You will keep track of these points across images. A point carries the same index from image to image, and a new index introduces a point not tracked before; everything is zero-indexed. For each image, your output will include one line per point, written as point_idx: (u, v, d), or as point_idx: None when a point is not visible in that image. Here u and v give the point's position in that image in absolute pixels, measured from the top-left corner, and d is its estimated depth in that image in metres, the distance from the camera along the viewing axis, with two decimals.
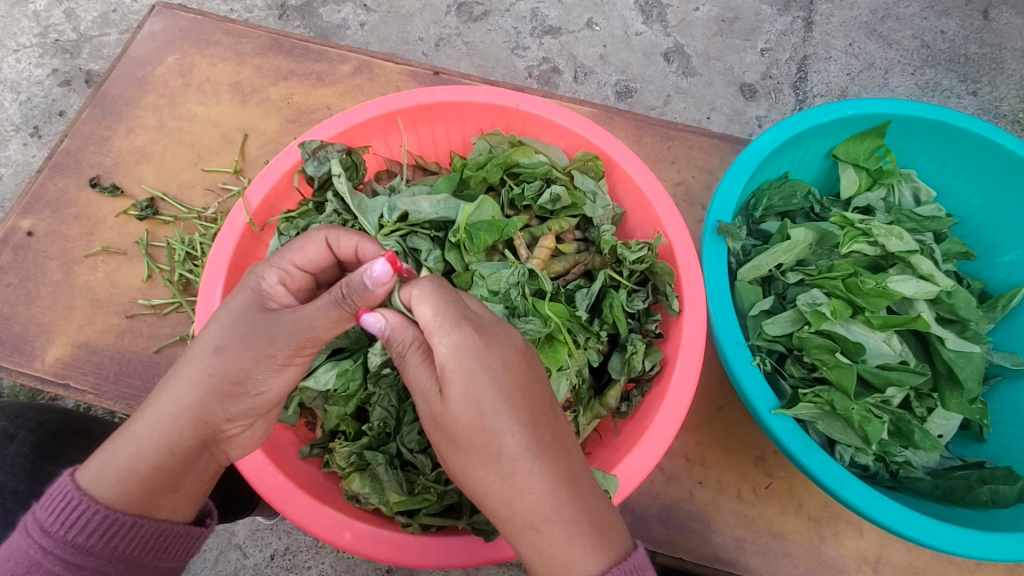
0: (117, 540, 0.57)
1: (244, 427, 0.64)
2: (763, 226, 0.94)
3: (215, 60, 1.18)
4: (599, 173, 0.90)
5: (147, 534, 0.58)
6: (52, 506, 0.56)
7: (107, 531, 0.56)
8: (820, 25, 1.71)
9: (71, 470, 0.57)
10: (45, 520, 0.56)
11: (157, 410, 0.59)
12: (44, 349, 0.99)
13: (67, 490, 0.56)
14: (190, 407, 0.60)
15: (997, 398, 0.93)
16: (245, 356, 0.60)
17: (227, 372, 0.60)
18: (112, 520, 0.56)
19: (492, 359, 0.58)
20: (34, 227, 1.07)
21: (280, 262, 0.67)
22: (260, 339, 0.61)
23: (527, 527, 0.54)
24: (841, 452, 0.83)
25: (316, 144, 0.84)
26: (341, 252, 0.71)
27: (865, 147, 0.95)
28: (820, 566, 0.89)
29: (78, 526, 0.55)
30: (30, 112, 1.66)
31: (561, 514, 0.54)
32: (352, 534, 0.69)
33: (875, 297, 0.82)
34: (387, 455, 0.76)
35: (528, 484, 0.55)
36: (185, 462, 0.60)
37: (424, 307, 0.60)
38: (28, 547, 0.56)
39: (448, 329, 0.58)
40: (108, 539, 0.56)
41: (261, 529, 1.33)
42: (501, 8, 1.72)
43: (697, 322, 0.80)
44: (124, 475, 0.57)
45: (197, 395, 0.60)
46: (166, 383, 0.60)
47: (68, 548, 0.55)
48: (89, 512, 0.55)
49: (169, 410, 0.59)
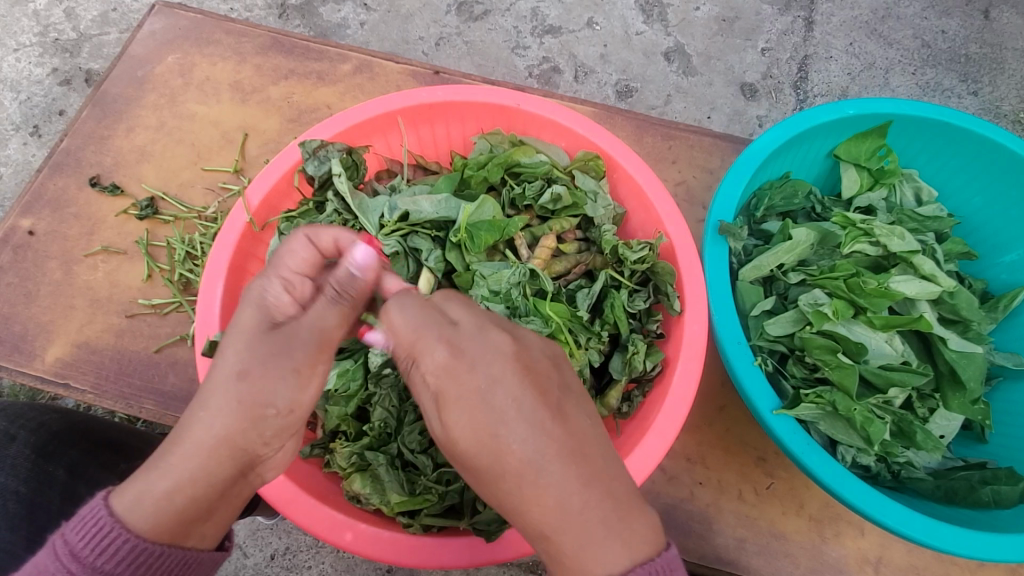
0: (145, 570, 0.54)
1: (278, 450, 0.61)
2: (764, 226, 0.94)
3: (216, 59, 1.17)
4: (600, 173, 0.90)
5: (175, 564, 0.56)
6: (84, 530, 0.54)
7: (137, 562, 0.54)
8: (821, 25, 1.71)
9: (105, 493, 0.55)
10: (75, 543, 0.53)
11: (184, 443, 0.56)
12: (44, 349, 0.99)
13: (100, 515, 0.54)
14: (217, 435, 0.56)
15: (998, 398, 0.93)
16: (268, 377, 0.57)
17: (262, 402, 0.57)
18: (142, 549, 0.54)
19: (490, 366, 0.56)
20: (34, 226, 1.07)
21: (277, 272, 0.64)
22: (281, 359, 0.58)
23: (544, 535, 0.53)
24: (843, 453, 0.82)
25: (316, 144, 0.83)
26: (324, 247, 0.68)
27: (867, 147, 0.95)
28: (821, 567, 0.88)
29: (109, 553, 0.53)
30: (30, 112, 1.66)
31: (575, 523, 0.52)
32: (352, 534, 0.69)
33: (876, 298, 0.83)
34: (387, 456, 0.75)
35: (539, 496, 0.53)
36: (219, 491, 0.57)
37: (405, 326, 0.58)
38: (54, 571, 0.54)
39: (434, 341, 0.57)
40: (136, 568, 0.54)
41: (261, 528, 1.33)
42: (501, 8, 1.72)
43: (698, 322, 0.80)
44: (156, 503, 0.55)
45: (224, 422, 0.56)
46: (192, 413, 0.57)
47: (94, 575, 0.53)
48: (120, 540, 0.53)
49: (195, 439, 0.56)
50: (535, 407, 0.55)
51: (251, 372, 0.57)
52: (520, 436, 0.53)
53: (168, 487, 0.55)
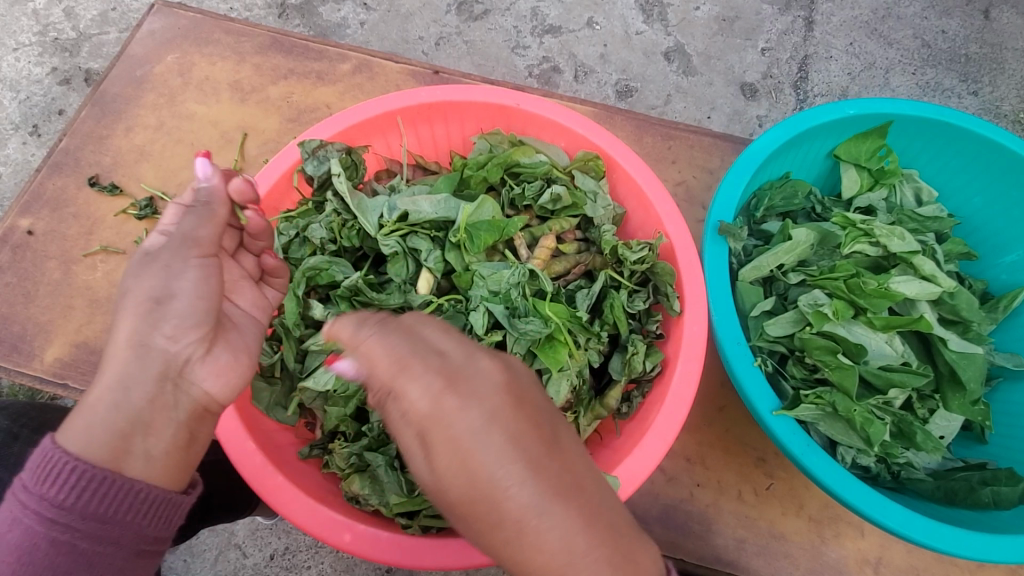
0: (96, 497, 0.56)
1: (196, 349, 0.64)
2: (764, 226, 0.94)
3: (215, 59, 1.17)
4: (600, 173, 0.90)
5: (126, 493, 0.58)
6: (36, 467, 0.56)
7: (84, 486, 0.56)
8: (821, 24, 1.71)
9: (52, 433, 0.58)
10: (28, 480, 0.56)
11: (115, 368, 0.61)
12: (43, 349, 0.99)
13: (46, 448, 0.57)
14: (134, 341, 0.61)
15: (998, 399, 0.93)
16: (151, 278, 0.64)
17: (153, 296, 0.63)
18: (89, 473, 0.56)
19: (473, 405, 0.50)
20: (33, 226, 1.06)
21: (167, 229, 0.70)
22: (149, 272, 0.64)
23: None
24: (842, 453, 0.82)
25: (315, 144, 0.83)
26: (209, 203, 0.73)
27: (867, 148, 0.95)
28: (821, 568, 0.88)
29: (57, 482, 0.56)
30: (30, 111, 1.66)
31: (581, 565, 0.47)
32: (351, 535, 0.69)
33: (876, 299, 0.82)
34: (386, 456, 0.75)
35: (539, 542, 0.47)
36: (147, 397, 0.60)
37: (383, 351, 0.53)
38: (12, 512, 0.56)
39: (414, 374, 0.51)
40: (86, 496, 0.56)
41: (261, 528, 1.33)
42: (501, 7, 1.72)
43: (698, 322, 0.80)
44: (99, 422, 0.58)
45: (134, 326, 0.62)
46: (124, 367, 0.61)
47: (46, 505, 0.55)
48: (66, 466, 0.56)
49: (121, 353, 0.61)
50: (531, 442, 0.49)
51: (138, 286, 0.64)
52: (516, 478, 0.47)
53: (101, 403, 0.59)
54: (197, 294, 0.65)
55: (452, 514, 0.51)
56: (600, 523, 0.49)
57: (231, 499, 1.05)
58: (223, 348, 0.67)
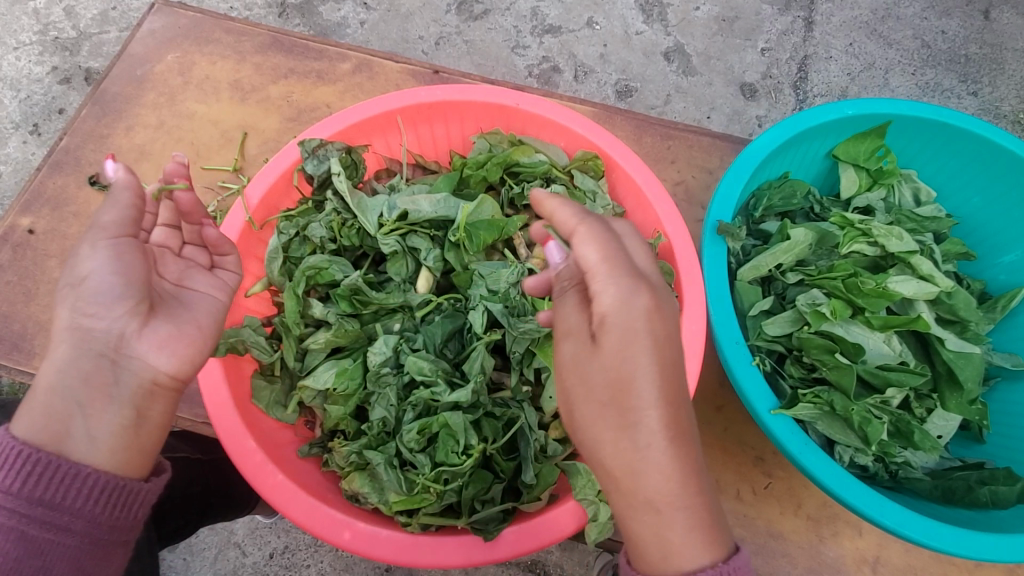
0: (41, 484, 0.57)
1: (127, 324, 0.62)
2: (763, 226, 0.94)
3: (215, 58, 1.17)
4: (599, 173, 0.90)
5: (69, 479, 0.58)
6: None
7: (30, 471, 0.56)
8: (821, 25, 1.71)
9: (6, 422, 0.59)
10: None
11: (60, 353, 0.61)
12: (43, 347, 0.99)
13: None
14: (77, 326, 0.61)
15: (996, 399, 0.94)
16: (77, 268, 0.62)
17: (87, 277, 0.61)
18: (34, 459, 0.57)
19: (654, 326, 0.59)
20: (33, 225, 1.07)
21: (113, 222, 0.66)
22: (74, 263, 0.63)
23: (652, 505, 0.57)
24: (840, 453, 0.82)
25: (315, 143, 0.84)
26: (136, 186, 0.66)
27: (866, 148, 0.95)
28: (819, 567, 0.89)
29: (5, 469, 0.56)
30: (30, 110, 1.66)
31: (678, 499, 0.57)
32: (351, 533, 0.69)
33: (874, 298, 0.83)
34: (385, 455, 0.74)
35: (654, 467, 0.57)
36: (82, 377, 0.60)
37: (590, 247, 0.62)
38: None
39: (609, 281, 0.60)
40: (33, 483, 0.57)
41: (260, 527, 1.33)
42: (501, 7, 1.72)
43: (697, 321, 0.79)
44: (43, 406, 0.59)
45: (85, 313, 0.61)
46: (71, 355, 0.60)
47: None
48: (12, 453, 0.56)
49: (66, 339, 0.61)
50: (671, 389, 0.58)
51: (71, 276, 0.62)
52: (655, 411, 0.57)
53: (48, 388, 0.59)
54: (109, 272, 0.62)
55: (587, 409, 0.60)
56: (703, 476, 0.58)
57: (231, 497, 1.05)
58: (163, 321, 0.65)
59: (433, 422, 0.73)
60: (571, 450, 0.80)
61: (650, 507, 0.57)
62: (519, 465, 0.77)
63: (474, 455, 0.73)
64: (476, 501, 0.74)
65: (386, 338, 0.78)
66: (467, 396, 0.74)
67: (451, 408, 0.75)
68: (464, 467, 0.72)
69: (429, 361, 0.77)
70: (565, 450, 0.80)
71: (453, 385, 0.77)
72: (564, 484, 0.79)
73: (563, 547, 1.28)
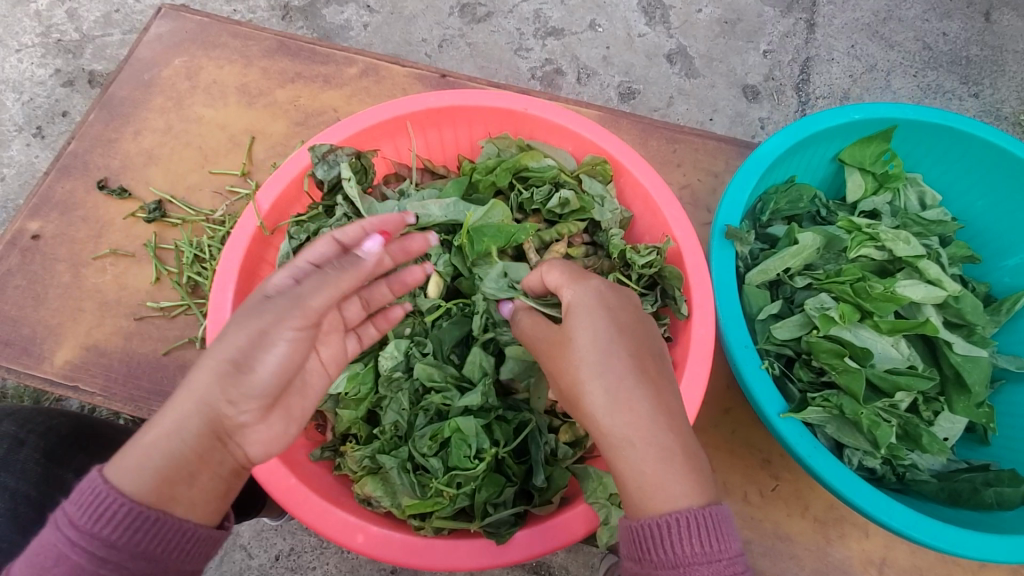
0: (141, 535, 0.56)
1: (254, 419, 0.63)
2: (769, 230, 0.94)
3: (223, 62, 1.18)
4: (607, 177, 0.90)
5: (171, 530, 0.57)
6: (80, 501, 0.56)
7: (135, 527, 0.56)
8: (823, 27, 1.71)
9: (102, 465, 0.57)
10: (75, 515, 0.56)
11: (172, 403, 0.60)
12: (54, 351, 1.00)
13: (97, 485, 0.56)
14: (198, 396, 0.60)
15: (1003, 400, 0.94)
16: (241, 335, 0.61)
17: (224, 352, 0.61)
18: (137, 512, 0.56)
19: (613, 300, 0.66)
20: (41, 229, 1.07)
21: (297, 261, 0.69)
22: (253, 317, 0.62)
23: (628, 442, 0.58)
24: (849, 456, 0.83)
25: (325, 148, 0.84)
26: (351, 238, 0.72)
27: (872, 152, 0.96)
28: (826, 568, 0.89)
29: (106, 520, 0.55)
30: (34, 113, 1.66)
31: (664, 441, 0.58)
32: (364, 537, 0.70)
33: (881, 302, 0.84)
34: (398, 459, 0.76)
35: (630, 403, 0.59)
36: (181, 439, 0.60)
37: (551, 274, 0.71)
38: (55, 543, 0.56)
39: (571, 283, 0.68)
40: (133, 533, 0.56)
41: (266, 530, 1.33)
42: (504, 10, 1.73)
43: (706, 324, 0.80)
44: (147, 462, 0.58)
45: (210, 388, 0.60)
46: (179, 409, 0.60)
47: (93, 541, 0.55)
48: (115, 503, 0.55)
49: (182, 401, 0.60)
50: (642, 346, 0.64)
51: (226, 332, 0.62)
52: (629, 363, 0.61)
53: (155, 441, 0.58)
54: (281, 371, 0.63)
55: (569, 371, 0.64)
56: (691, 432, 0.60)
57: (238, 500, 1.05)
58: (280, 417, 0.66)
59: (445, 427, 0.74)
60: (582, 453, 0.79)
61: (626, 443, 0.58)
62: (530, 468, 0.78)
63: (486, 459, 0.73)
64: (488, 505, 0.74)
65: (400, 343, 0.80)
66: (477, 400, 0.75)
67: (463, 413, 0.77)
68: (477, 471, 0.72)
69: (437, 368, 0.78)
70: (574, 452, 0.79)
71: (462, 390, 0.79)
72: (575, 488, 0.79)
73: (568, 549, 1.28)
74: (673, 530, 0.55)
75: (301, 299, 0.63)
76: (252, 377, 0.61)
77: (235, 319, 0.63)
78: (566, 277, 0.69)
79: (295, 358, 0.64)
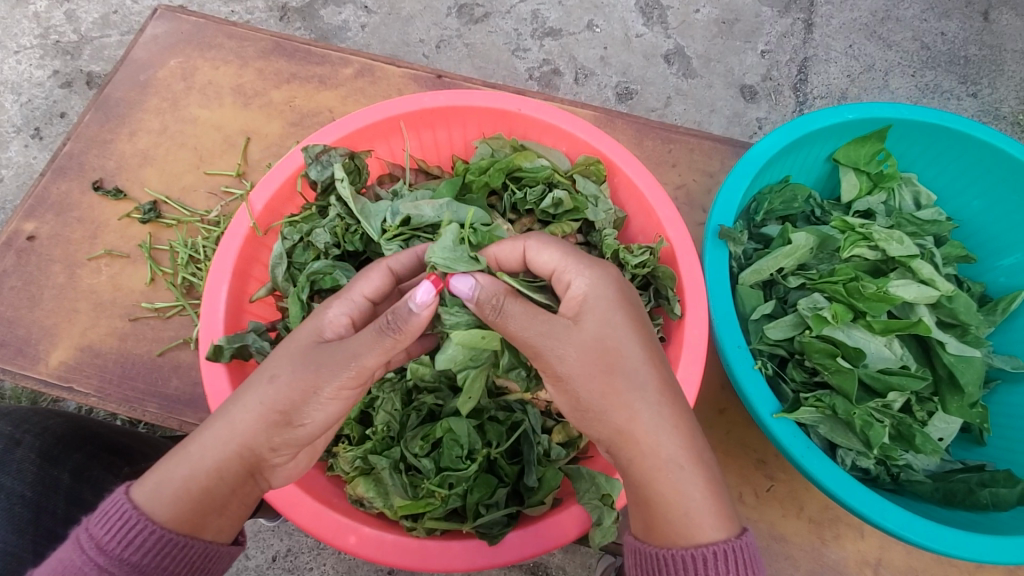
0: (167, 560, 0.60)
1: (288, 459, 0.66)
2: (763, 230, 0.94)
3: (218, 63, 1.18)
4: (601, 177, 0.91)
5: (194, 555, 0.62)
6: (108, 523, 0.60)
7: (161, 550, 0.60)
8: (821, 27, 1.71)
9: (128, 487, 0.62)
10: (100, 537, 0.60)
11: (211, 431, 0.63)
12: (49, 352, 1.00)
13: (124, 508, 0.60)
14: (240, 436, 0.63)
15: (997, 401, 0.94)
16: (295, 386, 0.63)
17: (264, 385, 0.64)
18: (166, 539, 0.60)
19: (630, 293, 0.69)
20: (36, 230, 1.07)
21: (350, 297, 0.70)
22: (309, 367, 0.64)
23: (679, 463, 0.62)
24: (842, 456, 0.83)
25: (319, 149, 0.85)
26: (399, 267, 0.74)
27: (866, 151, 0.95)
28: (821, 569, 0.89)
29: (134, 544, 0.59)
30: (32, 114, 1.66)
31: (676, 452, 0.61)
32: (356, 538, 0.70)
33: (876, 302, 0.83)
34: (390, 459, 0.76)
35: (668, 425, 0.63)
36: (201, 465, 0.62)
37: (546, 254, 0.70)
38: (80, 565, 0.59)
39: (581, 270, 0.68)
40: (160, 558, 0.60)
41: (263, 530, 1.33)
42: (501, 10, 1.73)
43: (699, 324, 0.80)
44: (172, 488, 0.62)
45: (251, 425, 0.63)
46: (202, 435, 0.64)
47: (121, 565, 0.59)
48: (145, 530, 0.59)
49: (222, 433, 0.63)
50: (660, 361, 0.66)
51: (279, 373, 0.64)
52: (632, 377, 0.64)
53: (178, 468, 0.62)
54: (322, 423, 0.66)
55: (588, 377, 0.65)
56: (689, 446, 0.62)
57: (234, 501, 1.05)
58: (307, 454, 0.69)
59: (437, 427, 0.75)
60: (575, 454, 0.79)
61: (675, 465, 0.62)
62: (523, 468, 0.77)
63: (478, 459, 0.74)
64: (480, 505, 0.74)
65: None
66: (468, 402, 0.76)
67: (454, 414, 0.78)
68: (469, 471, 0.73)
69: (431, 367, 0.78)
70: (568, 453, 0.79)
71: (455, 390, 0.80)
72: (568, 489, 0.79)
73: (565, 550, 1.28)
74: (707, 564, 0.58)
75: (356, 358, 0.63)
76: (296, 428, 0.64)
77: (289, 359, 0.65)
78: (562, 261, 0.69)
79: (339, 411, 0.66)
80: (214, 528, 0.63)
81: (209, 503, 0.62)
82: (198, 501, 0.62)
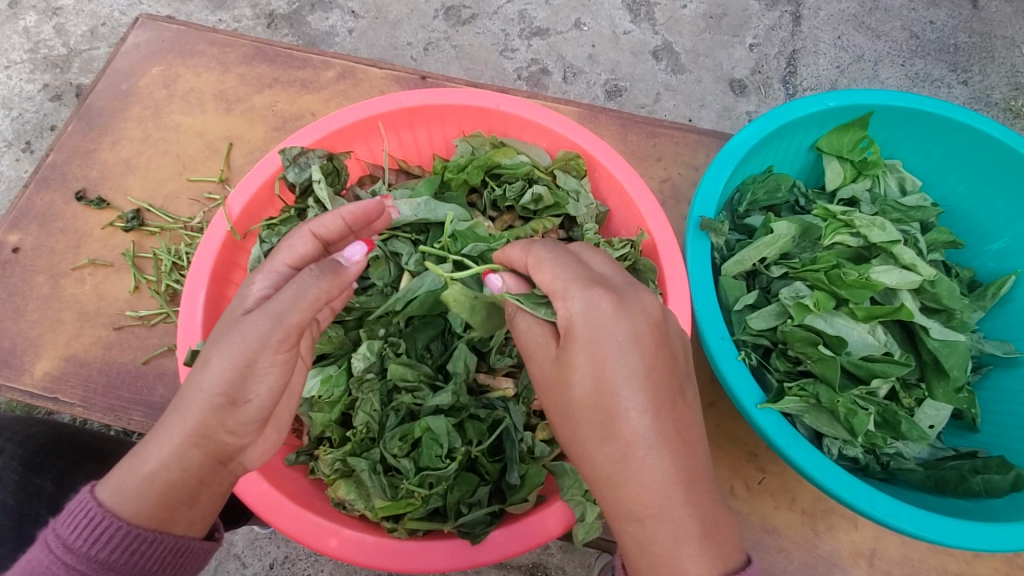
0: (136, 556, 0.60)
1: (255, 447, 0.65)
2: (746, 221, 0.94)
3: (200, 70, 1.18)
4: (581, 172, 0.90)
5: (165, 550, 0.61)
6: (73, 522, 0.59)
7: (126, 546, 0.59)
8: (808, 19, 1.70)
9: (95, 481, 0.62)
10: (66, 536, 0.59)
11: (166, 427, 0.62)
12: (33, 363, 0.99)
13: (89, 507, 0.59)
14: (203, 435, 0.62)
15: (990, 386, 0.93)
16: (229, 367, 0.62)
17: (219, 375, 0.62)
18: (132, 535, 0.59)
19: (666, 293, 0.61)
20: (20, 242, 1.07)
21: (273, 264, 0.70)
22: (237, 342, 0.62)
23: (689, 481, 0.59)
24: (829, 446, 0.83)
25: (296, 151, 0.84)
26: (330, 229, 0.74)
27: (850, 139, 0.95)
28: (816, 562, 0.88)
29: (99, 542, 0.59)
30: (22, 128, 1.67)
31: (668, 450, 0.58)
32: (338, 540, 0.69)
33: (858, 289, 0.83)
34: (370, 460, 0.75)
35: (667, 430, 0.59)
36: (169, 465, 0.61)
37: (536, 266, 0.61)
38: (48, 564, 0.60)
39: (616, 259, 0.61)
40: (128, 554, 0.59)
41: (260, 538, 1.33)
42: (488, 11, 1.73)
43: (682, 318, 0.79)
44: (133, 483, 0.61)
45: (201, 414, 0.62)
46: (157, 429, 0.63)
47: (89, 563, 0.59)
48: (110, 526, 0.59)
49: (183, 431, 0.62)
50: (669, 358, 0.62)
51: (211, 357, 0.63)
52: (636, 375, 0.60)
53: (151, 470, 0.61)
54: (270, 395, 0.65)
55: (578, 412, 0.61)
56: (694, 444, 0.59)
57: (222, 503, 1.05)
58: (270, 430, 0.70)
59: (416, 427, 0.74)
60: (558, 449, 0.80)
61: None
62: (506, 466, 0.77)
63: (458, 458, 0.73)
64: (462, 504, 0.74)
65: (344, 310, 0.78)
66: (449, 399, 0.76)
67: (434, 412, 0.76)
68: (449, 469, 0.72)
69: (410, 367, 0.77)
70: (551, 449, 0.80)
71: (436, 388, 0.79)
72: (552, 485, 0.79)
73: (564, 550, 1.27)
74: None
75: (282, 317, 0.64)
76: (243, 407, 0.64)
77: (219, 342, 0.63)
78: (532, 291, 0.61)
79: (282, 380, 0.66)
80: (184, 522, 0.63)
81: (177, 497, 0.62)
82: (175, 502, 0.62)
